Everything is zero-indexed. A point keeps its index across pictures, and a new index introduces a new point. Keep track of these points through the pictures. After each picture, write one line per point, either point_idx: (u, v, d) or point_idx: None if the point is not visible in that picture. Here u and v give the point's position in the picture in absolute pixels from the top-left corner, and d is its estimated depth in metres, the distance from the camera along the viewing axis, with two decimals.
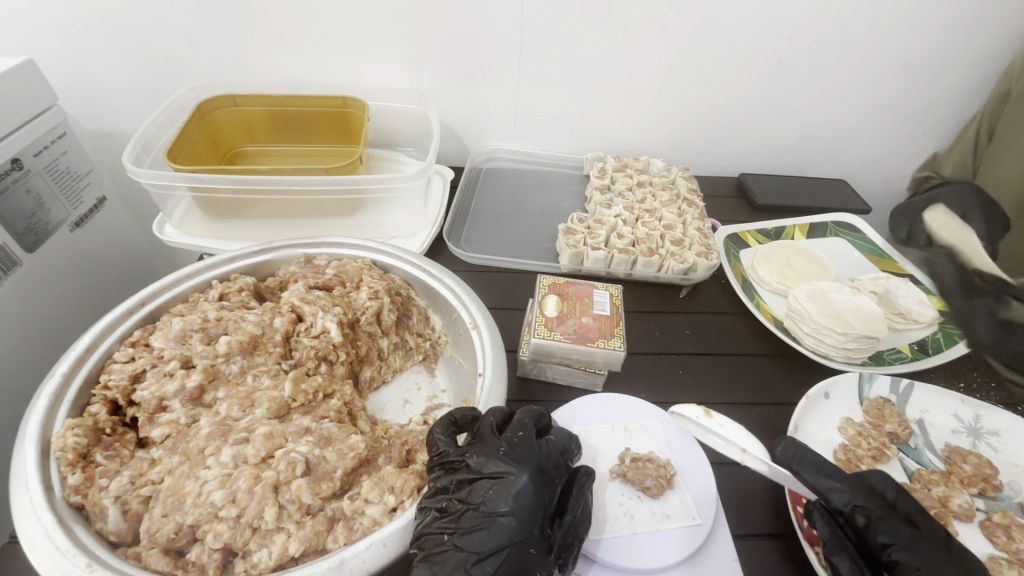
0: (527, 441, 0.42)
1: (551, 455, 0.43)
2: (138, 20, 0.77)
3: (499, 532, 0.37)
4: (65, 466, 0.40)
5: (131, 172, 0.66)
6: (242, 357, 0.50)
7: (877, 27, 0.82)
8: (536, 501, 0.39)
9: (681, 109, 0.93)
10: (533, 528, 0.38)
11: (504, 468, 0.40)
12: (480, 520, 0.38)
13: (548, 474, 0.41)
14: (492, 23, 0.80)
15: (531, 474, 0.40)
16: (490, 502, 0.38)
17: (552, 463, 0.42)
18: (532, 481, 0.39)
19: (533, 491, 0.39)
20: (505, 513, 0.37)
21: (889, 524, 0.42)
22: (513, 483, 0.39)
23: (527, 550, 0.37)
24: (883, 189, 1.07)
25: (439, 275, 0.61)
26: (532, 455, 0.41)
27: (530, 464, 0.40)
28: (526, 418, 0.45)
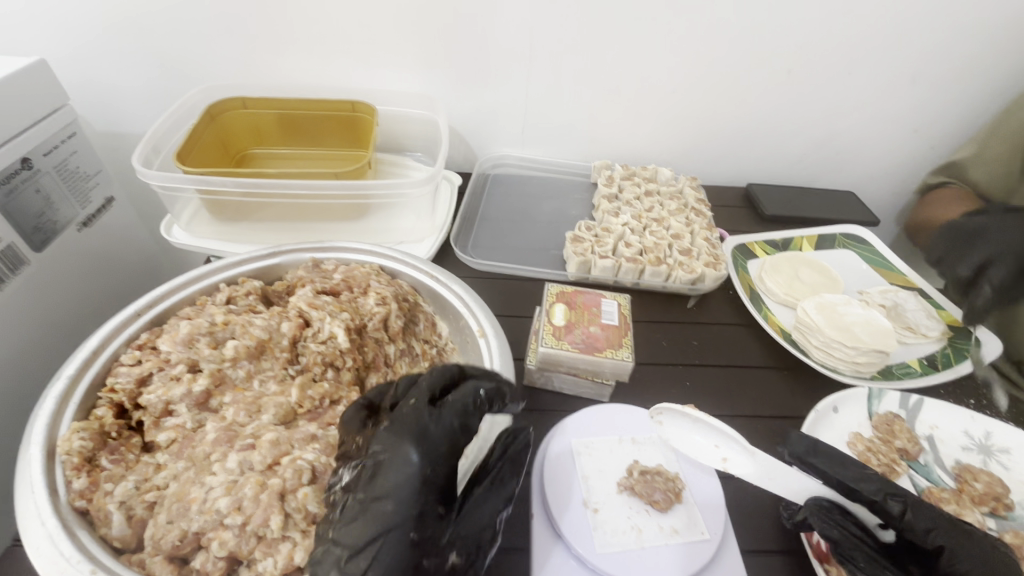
0: (415, 413, 0.40)
1: (446, 419, 0.40)
2: (151, 21, 0.78)
3: (376, 520, 0.36)
4: (70, 470, 0.39)
5: (141, 173, 0.66)
6: (249, 362, 0.49)
7: (887, 39, 0.82)
8: (416, 477, 0.38)
9: (690, 118, 0.93)
10: (413, 511, 0.37)
11: (382, 447, 0.38)
12: (358, 508, 0.36)
13: (434, 441, 0.39)
14: (503, 31, 0.80)
15: (412, 444, 0.38)
16: (369, 484, 0.37)
17: (447, 436, 0.40)
18: (413, 453, 0.38)
19: (415, 478, 0.37)
20: (381, 498, 0.37)
21: (921, 513, 0.42)
22: (393, 460, 0.38)
23: (409, 534, 0.36)
24: (891, 201, 1.06)
25: (448, 282, 0.61)
26: (416, 427, 0.39)
27: (410, 435, 0.39)
28: (426, 385, 0.43)
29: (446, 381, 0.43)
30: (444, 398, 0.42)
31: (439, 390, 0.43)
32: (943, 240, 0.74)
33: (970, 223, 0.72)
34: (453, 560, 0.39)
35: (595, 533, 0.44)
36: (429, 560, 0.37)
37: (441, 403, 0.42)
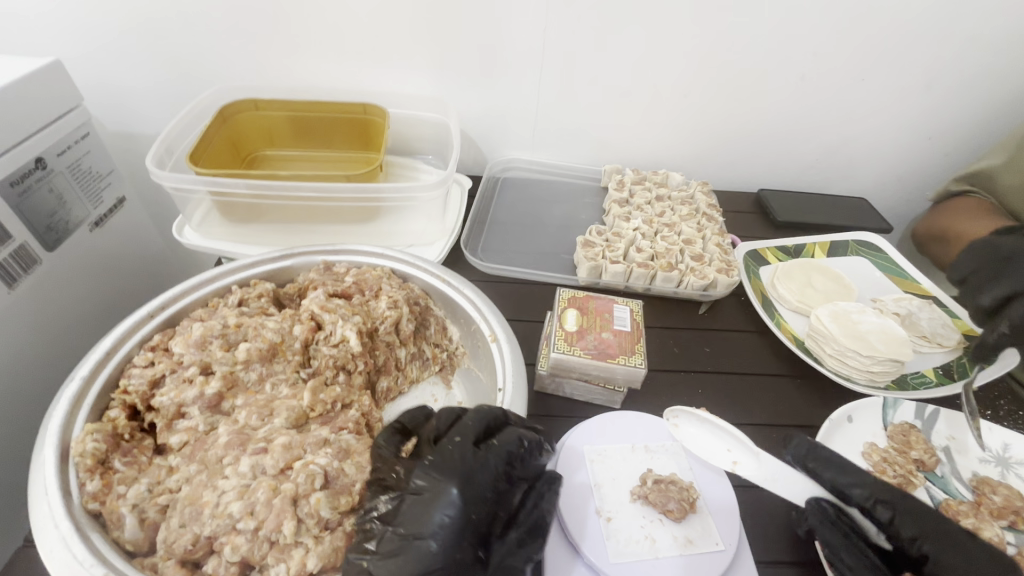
0: (462, 454, 0.40)
1: (490, 462, 0.40)
2: (164, 23, 0.78)
3: (416, 558, 0.35)
4: (84, 472, 0.39)
5: (154, 174, 0.67)
6: (261, 365, 0.49)
7: (903, 44, 0.82)
8: (464, 519, 0.37)
9: (701, 122, 0.92)
10: (458, 552, 0.36)
11: (425, 484, 0.38)
12: (398, 544, 0.36)
13: (479, 484, 0.39)
14: (516, 35, 0.80)
15: (458, 485, 0.38)
16: (409, 521, 0.37)
17: (490, 479, 0.39)
18: (457, 493, 0.37)
19: (457, 521, 0.37)
20: (424, 537, 0.36)
21: (911, 520, 0.44)
22: (438, 500, 0.37)
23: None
24: (904, 208, 1.05)
25: (459, 285, 0.60)
26: (459, 466, 0.39)
27: (454, 475, 0.38)
28: (473, 424, 0.42)
29: (491, 423, 0.43)
30: (489, 441, 0.42)
31: (483, 431, 0.43)
32: (974, 259, 0.69)
33: (1004, 244, 0.67)
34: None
35: (608, 543, 0.44)
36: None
37: (485, 445, 0.42)
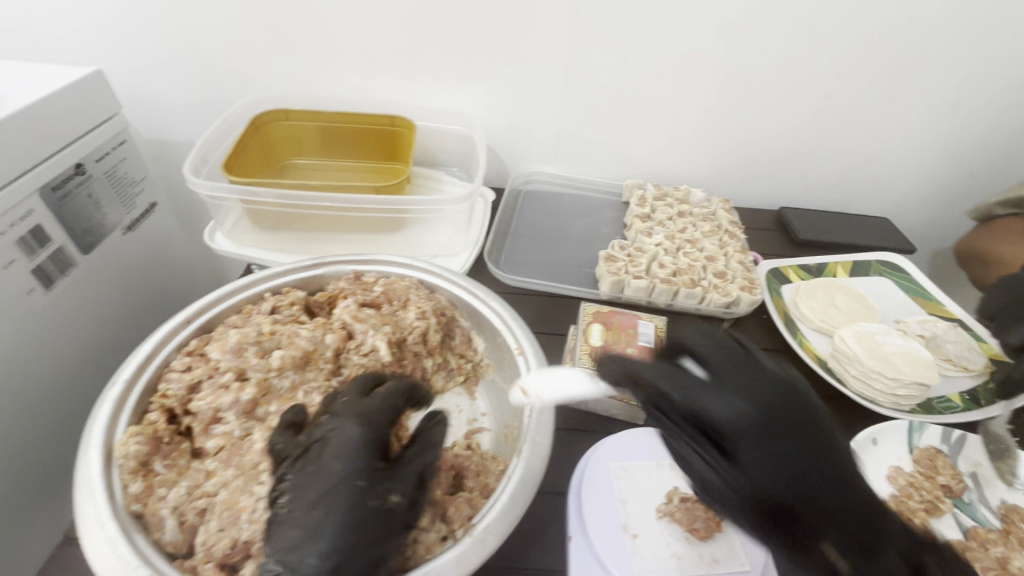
0: (354, 399, 0.43)
1: (382, 399, 0.43)
2: (203, 36, 0.81)
3: (324, 477, 0.37)
4: (127, 474, 0.40)
5: (191, 181, 0.69)
6: (295, 372, 0.50)
7: (926, 65, 0.82)
8: (362, 441, 0.39)
9: (722, 140, 0.93)
10: (358, 465, 0.37)
11: (328, 429, 0.40)
12: (309, 473, 0.37)
13: (378, 420, 0.41)
14: (543, 50, 0.82)
15: (354, 418, 0.40)
16: (320, 455, 0.38)
17: (384, 411, 0.42)
18: (355, 425, 0.40)
19: (357, 446, 0.38)
20: (331, 462, 0.37)
21: (691, 393, 0.44)
22: (336, 433, 0.39)
23: (356, 483, 0.36)
24: (927, 229, 1.05)
25: (486, 298, 0.61)
26: (360, 410, 0.41)
27: (354, 414, 0.41)
28: (357, 381, 0.45)
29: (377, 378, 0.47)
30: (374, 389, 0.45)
31: (373, 383, 0.46)
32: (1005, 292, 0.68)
33: None
34: (394, 502, 0.37)
35: (633, 559, 0.44)
36: (376, 503, 0.36)
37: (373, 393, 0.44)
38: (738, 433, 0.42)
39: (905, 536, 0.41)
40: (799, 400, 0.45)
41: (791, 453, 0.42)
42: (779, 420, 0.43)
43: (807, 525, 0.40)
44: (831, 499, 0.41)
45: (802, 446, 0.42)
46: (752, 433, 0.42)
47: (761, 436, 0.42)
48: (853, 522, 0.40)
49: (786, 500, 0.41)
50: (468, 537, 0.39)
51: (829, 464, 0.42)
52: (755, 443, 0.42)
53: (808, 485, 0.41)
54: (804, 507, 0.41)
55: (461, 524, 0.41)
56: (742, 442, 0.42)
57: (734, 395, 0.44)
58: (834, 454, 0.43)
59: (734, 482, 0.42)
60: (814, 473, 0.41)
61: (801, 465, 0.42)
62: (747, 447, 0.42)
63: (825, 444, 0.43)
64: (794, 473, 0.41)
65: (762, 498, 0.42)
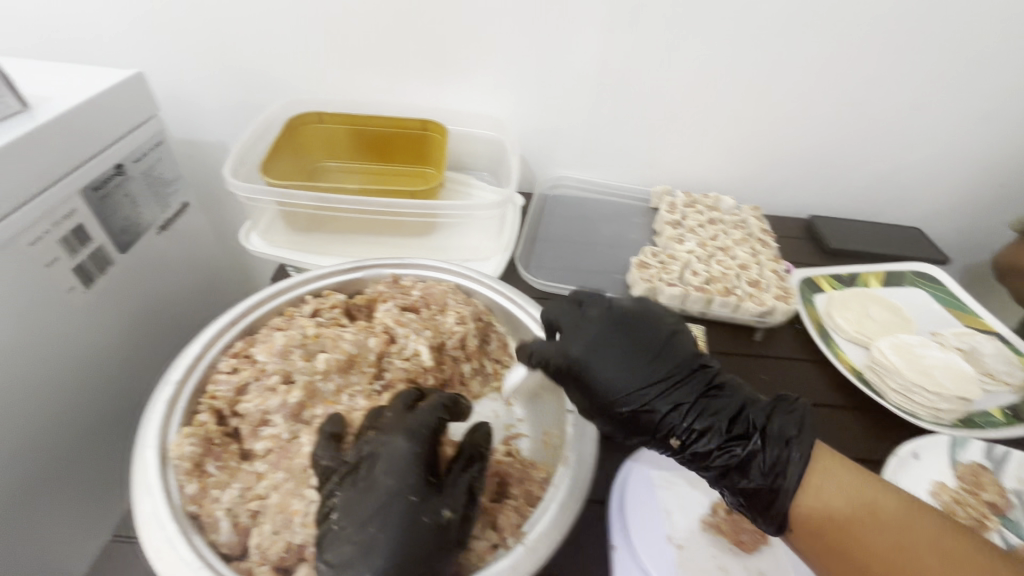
0: (400, 414, 0.42)
1: (430, 412, 0.42)
2: (240, 39, 0.82)
3: (377, 493, 0.36)
4: (183, 475, 0.41)
5: (231, 183, 0.70)
6: (339, 375, 0.51)
7: (962, 74, 0.81)
8: (413, 457, 0.38)
9: (754, 148, 0.92)
10: (410, 479, 0.37)
11: (377, 444, 0.39)
12: (361, 490, 0.37)
13: (427, 433, 0.40)
14: (577, 56, 0.82)
15: (402, 432, 0.39)
16: (371, 469, 0.38)
17: (431, 425, 0.41)
18: (404, 440, 0.39)
19: (409, 461, 0.38)
20: (384, 477, 0.37)
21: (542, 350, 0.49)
22: (386, 448, 0.38)
23: (408, 498, 0.36)
24: (959, 239, 1.04)
25: (525, 304, 0.61)
26: (409, 424, 0.40)
27: (403, 428, 0.40)
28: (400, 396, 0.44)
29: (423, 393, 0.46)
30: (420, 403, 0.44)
31: (417, 399, 0.45)
32: None
33: None
34: (446, 517, 0.36)
35: (679, 570, 0.44)
36: (427, 518, 0.36)
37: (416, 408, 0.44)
38: (582, 362, 0.46)
39: (737, 400, 0.46)
40: (629, 322, 0.48)
41: (632, 365, 0.46)
42: (616, 341, 0.47)
43: (659, 424, 0.45)
44: (670, 392, 0.45)
45: (640, 355, 0.46)
46: (595, 359, 0.46)
47: (603, 359, 0.46)
48: (688, 404, 0.45)
49: (636, 409, 0.45)
50: (520, 546, 0.39)
51: (661, 360, 0.46)
52: (601, 369, 0.46)
53: (652, 389, 0.45)
54: (651, 410, 0.45)
55: (511, 533, 0.41)
56: (593, 373, 0.46)
57: (580, 333, 0.48)
58: (669, 353, 0.47)
59: (597, 411, 0.46)
60: (655, 376, 0.45)
61: (642, 374, 0.46)
62: (595, 375, 0.46)
63: (660, 348, 0.47)
64: (638, 382, 0.45)
65: (622, 414, 0.45)
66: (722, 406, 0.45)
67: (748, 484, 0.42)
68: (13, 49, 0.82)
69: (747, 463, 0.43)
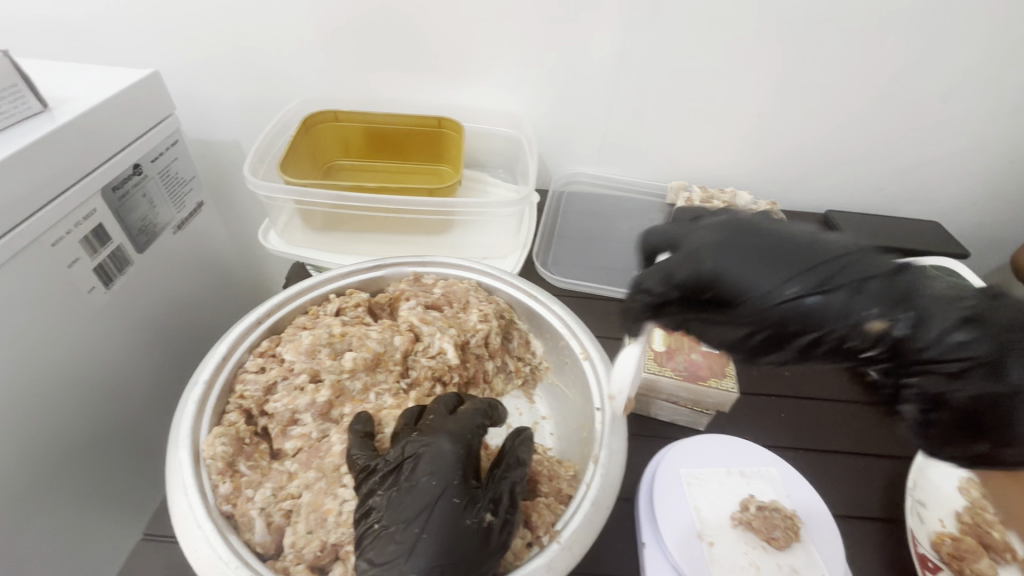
0: (441, 416, 0.43)
1: (470, 417, 0.43)
2: (254, 37, 0.81)
3: (420, 494, 0.36)
4: (216, 474, 0.41)
5: (251, 182, 0.70)
6: (366, 374, 0.51)
7: (984, 65, 0.80)
8: (456, 459, 0.39)
9: (771, 141, 0.92)
10: (453, 480, 0.37)
11: (419, 442, 0.40)
12: (403, 491, 0.37)
13: (468, 437, 0.41)
14: (593, 51, 0.81)
15: (445, 436, 0.40)
16: (413, 470, 0.38)
17: (473, 429, 0.42)
18: (448, 443, 0.40)
19: (450, 460, 0.38)
20: (426, 477, 0.37)
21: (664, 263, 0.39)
22: (429, 449, 0.39)
23: (452, 500, 0.36)
24: (975, 232, 1.03)
25: (547, 301, 0.60)
26: (450, 426, 0.41)
27: (445, 431, 0.41)
28: (440, 401, 0.45)
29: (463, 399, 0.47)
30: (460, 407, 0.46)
31: (457, 403, 0.46)
32: None
33: None
34: (488, 520, 0.37)
35: (711, 568, 0.44)
36: (470, 521, 0.36)
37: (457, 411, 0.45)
38: (719, 254, 0.37)
39: (939, 284, 0.36)
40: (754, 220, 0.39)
41: (779, 255, 0.36)
42: (750, 235, 0.38)
43: (848, 322, 0.34)
44: (847, 270, 0.35)
45: (789, 244, 0.36)
46: (731, 251, 0.37)
47: (741, 253, 0.37)
48: (884, 287, 0.34)
49: (812, 301, 0.34)
50: (555, 543, 0.39)
51: (820, 241, 0.36)
52: (739, 263, 0.36)
53: (822, 274, 0.35)
54: (834, 301, 0.34)
55: (546, 532, 0.41)
56: (732, 267, 0.36)
57: (706, 229, 0.39)
58: (824, 239, 0.37)
59: (752, 319, 0.36)
60: (820, 261, 0.35)
61: (800, 261, 0.36)
62: (739, 268, 0.36)
63: (808, 231, 0.38)
64: (796, 267, 0.35)
65: (790, 308, 0.35)
66: (927, 287, 0.35)
67: (1000, 391, 0.33)
68: (29, 48, 0.82)
69: (1000, 360, 0.33)
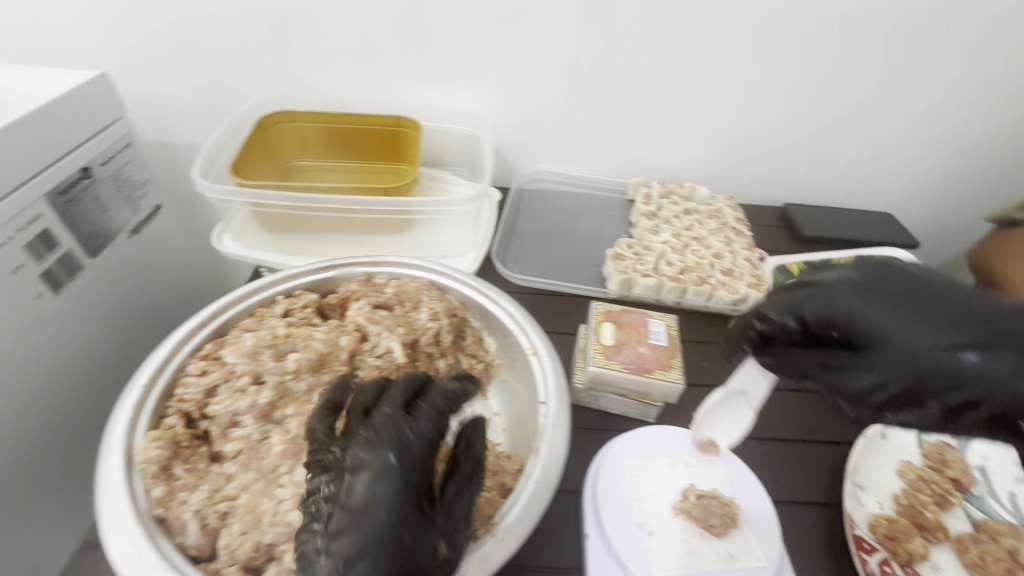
0: (394, 419, 0.39)
1: (422, 426, 0.39)
2: (207, 36, 0.80)
3: (363, 526, 0.34)
4: (149, 478, 0.40)
5: (200, 185, 0.69)
6: (310, 375, 0.51)
7: (928, 59, 0.82)
8: (404, 486, 0.36)
9: (728, 136, 0.93)
10: (403, 511, 0.35)
11: (356, 463, 0.36)
12: (345, 520, 0.35)
13: (416, 451, 0.38)
14: (549, 48, 0.82)
15: (393, 454, 0.36)
16: (350, 495, 0.35)
17: (425, 441, 0.39)
18: (396, 464, 0.36)
19: (387, 490, 0.35)
20: (369, 506, 0.35)
21: (797, 306, 0.44)
22: (373, 470, 0.35)
23: (400, 534, 0.35)
24: (928, 224, 1.06)
25: (498, 298, 0.61)
26: (395, 435, 0.38)
27: (392, 445, 0.37)
28: (394, 396, 0.41)
29: (416, 390, 0.42)
30: (417, 406, 0.41)
31: (412, 394, 0.42)
32: None
33: None
34: (440, 549, 0.36)
35: (650, 557, 0.45)
36: (419, 553, 0.35)
37: (412, 410, 0.41)
38: (859, 307, 0.40)
39: None
40: (902, 277, 0.42)
41: (931, 312, 0.39)
42: (899, 294, 0.40)
43: (992, 383, 0.37)
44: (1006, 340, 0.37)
45: (933, 300, 0.40)
46: (871, 306, 0.40)
47: (880, 301, 0.40)
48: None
49: (958, 359, 0.37)
50: (490, 536, 0.40)
51: (978, 311, 0.38)
52: (881, 311, 0.40)
53: (976, 334, 0.37)
54: (980, 362, 0.37)
55: (482, 525, 0.42)
56: (872, 322, 0.40)
57: (846, 280, 0.42)
58: (974, 301, 0.39)
59: (885, 367, 0.39)
60: (977, 321, 0.38)
61: (955, 318, 0.38)
62: (881, 324, 0.39)
63: (964, 296, 0.40)
64: (943, 330, 0.38)
65: (936, 369, 0.37)
66: None
67: None
68: None
69: None
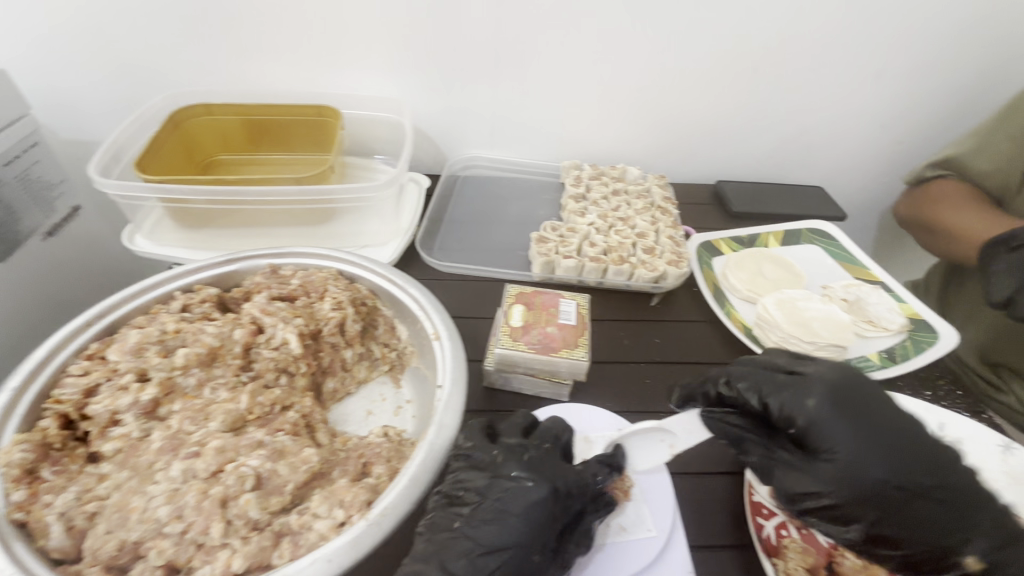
0: (552, 457, 0.47)
1: (574, 473, 0.46)
2: (112, 28, 0.77)
3: (508, 531, 0.41)
4: (9, 482, 0.39)
5: (97, 182, 0.66)
6: (200, 369, 0.49)
7: (848, 31, 0.83)
8: (546, 514, 0.42)
9: (658, 116, 0.93)
10: (538, 537, 0.41)
11: (523, 474, 0.44)
12: (491, 515, 0.42)
13: (564, 492, 0.44)
14: (469, 31, 0.81)
15: (544, 486, 0.43)
16: (506, 501, 0.42)
17: (572, 480, 0.45)
18: (545, 494, 0.43)
19: (546, 499, 0.43)
20: (517, 515, 0.42)
21: (771, 392, 0.45)
22: (529, 491, 0.43)
23: (529, 554, 0.41)
24: (859, 197, 1.08)
25: (404, 284, 0.60)
26: (549, 470, 0.45)
27: (546, 479, 0.44)
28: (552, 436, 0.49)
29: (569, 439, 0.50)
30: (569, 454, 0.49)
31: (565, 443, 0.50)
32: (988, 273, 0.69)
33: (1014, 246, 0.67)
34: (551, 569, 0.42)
35: None
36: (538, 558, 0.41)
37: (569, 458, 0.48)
38: (823, 416, 0.43)
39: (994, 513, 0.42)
40: (866, 394, 0.45)
41: (880, 439, 0.42)
42: (860, 412, 0.43)
43: (904, 516, 0.41)
44: (922, 482, 0.41)
45: (884, 424, 0.43)
46: (836, 421, 0.43)
47: (845, 413, 0.43)
48: (950, 511, 0.41)
49: (890, 494, 0.41)
50: (363, 520, 0.39)
51: (911, 448, 0.43)
52: (842, 427, 0.42)
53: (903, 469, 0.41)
54: (907, 498, 0.41)
55: (358, 510, 0.41)
56: (830, 433, 0.42)
57: (824, 384, 0.44)
58: (913, 436, 0.43)
59: (825, 476, 0.42)
60: (909, 458, 0.42)
61: (901, 452, 0.42)
62: (837, 437, 0.42)
63: (907, 433, 0.43)
64: (880, 459, 0.42)
65: (863, 492, 0.41)
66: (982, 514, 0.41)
67: None
68: None
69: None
